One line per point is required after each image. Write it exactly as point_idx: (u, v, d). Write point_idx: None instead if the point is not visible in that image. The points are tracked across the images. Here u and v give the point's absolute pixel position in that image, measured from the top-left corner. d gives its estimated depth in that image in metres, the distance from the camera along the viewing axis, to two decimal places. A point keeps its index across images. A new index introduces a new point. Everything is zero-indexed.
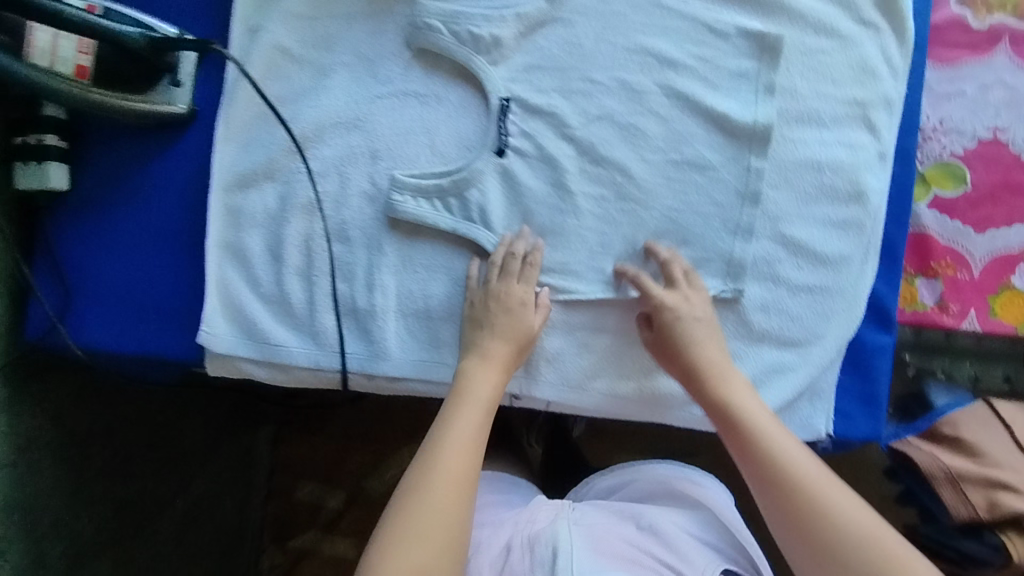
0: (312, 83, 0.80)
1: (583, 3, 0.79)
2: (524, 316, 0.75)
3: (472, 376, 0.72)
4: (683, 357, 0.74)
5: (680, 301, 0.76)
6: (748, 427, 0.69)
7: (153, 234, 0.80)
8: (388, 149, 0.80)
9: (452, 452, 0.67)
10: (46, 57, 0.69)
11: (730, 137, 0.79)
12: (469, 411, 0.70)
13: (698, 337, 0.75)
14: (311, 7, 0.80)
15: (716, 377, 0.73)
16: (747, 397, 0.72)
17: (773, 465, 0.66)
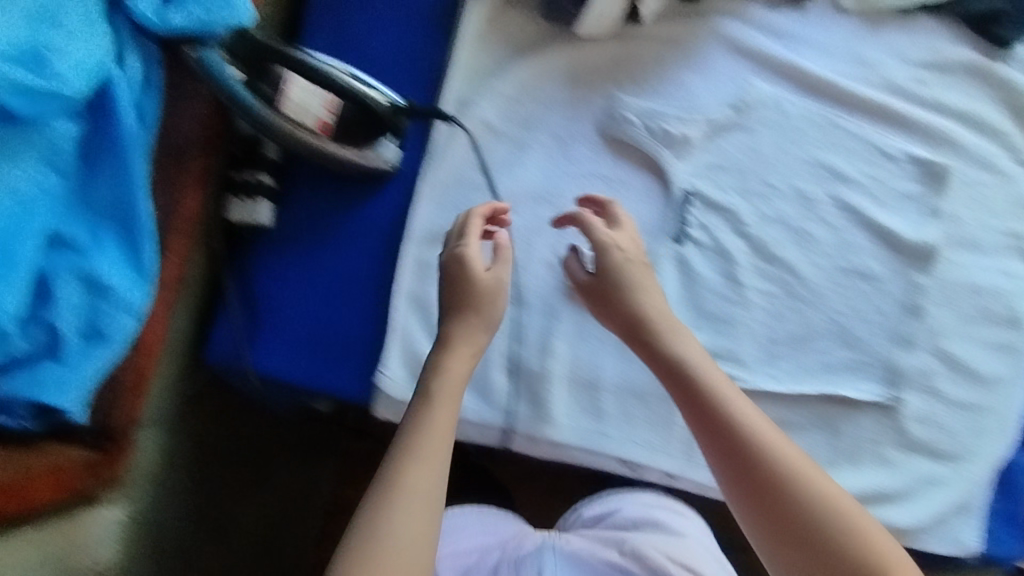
0: (510, 156, 0.86)
1: (767, 115, 0.86)
2: (479, 283, 0.72)
3: (440, 369, 0.69)
4: (620, 308, 0.73)
5: (608, 246, 0.74)
6: (730, 404, 0.65)
7: (341, 275, 0.85)
8: (574, 224, 0.85)
9: (425, 465, 0.62)
10: (297, 107, 0.76)
11: (897, 252, 0.84)
12: (438, 412, 0.66)
13: (634, 280, 0.73)
14: (517, 89, 0.86)
15: (662, 334, 0.70)
16: (704, 361, 0.68)
17: (744, 440, 0.62)
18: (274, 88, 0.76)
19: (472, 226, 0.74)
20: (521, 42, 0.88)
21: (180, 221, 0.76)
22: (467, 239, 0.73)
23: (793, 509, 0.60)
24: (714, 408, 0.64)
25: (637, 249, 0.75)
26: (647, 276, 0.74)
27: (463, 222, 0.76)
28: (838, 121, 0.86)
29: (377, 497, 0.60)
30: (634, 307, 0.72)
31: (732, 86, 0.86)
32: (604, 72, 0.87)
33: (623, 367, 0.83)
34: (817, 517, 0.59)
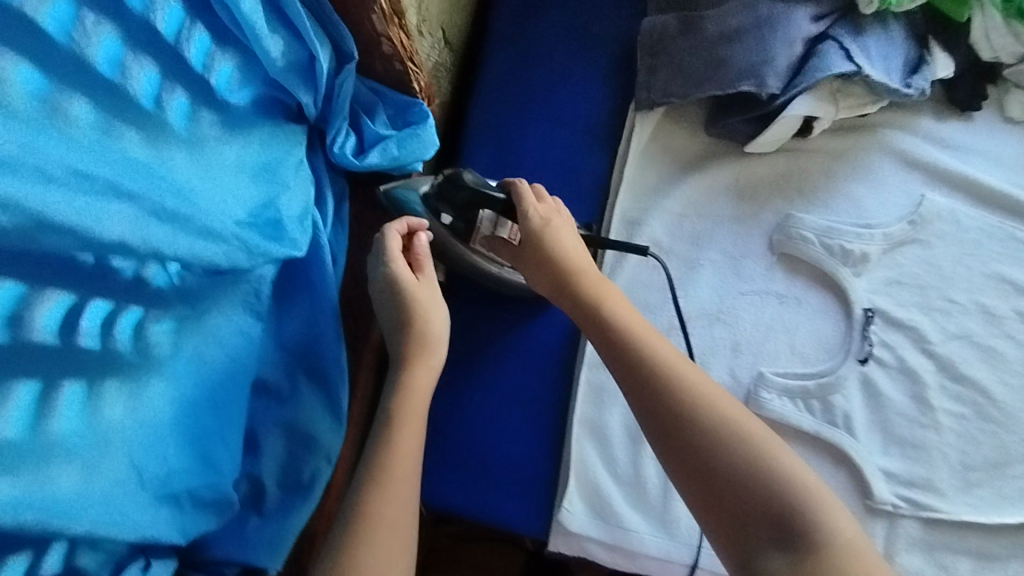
0: (682, 274, 0.85)
1: (942, 228, 0.85)
2: (413, 298, 0.64)
3: (400, 393, 0.61)
4: (546, 262, 0.68)
5: (538, 214, 0.70)
6: (626, 333, 0.63)
7: (512, 399, 0.82)
8: (749, 343, 0.83)
9: (388, 494, 0.56)
10: (483, 241, 0.77)
11: None
12: (403, 434, 0.59)
13: (554, 230, 0.69)
14: (683, 206, 0.87)
15: (583, 281, 0.66)
16: (619, 304, 0.65)
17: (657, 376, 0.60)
18: (466, 223, 0.75)
19: (391, 243, 0.66)
20: (686, 158, 0.89)
21: (364, 350, 0.77)
22: (392, 259, 0.65)
23: (721, 452, 0.56)
24: (621, 341, 0.62)
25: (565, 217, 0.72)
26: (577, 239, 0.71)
27: (380, 239, 0.67)
28: (1015, 232, 0.84)
29: (354, 534, 0.54)
30: (552, 255, 0.68)
31: (906, 199, 0.86)
32: (771, 186, 0.87)
33: None
34: (726, 449, 0.56)
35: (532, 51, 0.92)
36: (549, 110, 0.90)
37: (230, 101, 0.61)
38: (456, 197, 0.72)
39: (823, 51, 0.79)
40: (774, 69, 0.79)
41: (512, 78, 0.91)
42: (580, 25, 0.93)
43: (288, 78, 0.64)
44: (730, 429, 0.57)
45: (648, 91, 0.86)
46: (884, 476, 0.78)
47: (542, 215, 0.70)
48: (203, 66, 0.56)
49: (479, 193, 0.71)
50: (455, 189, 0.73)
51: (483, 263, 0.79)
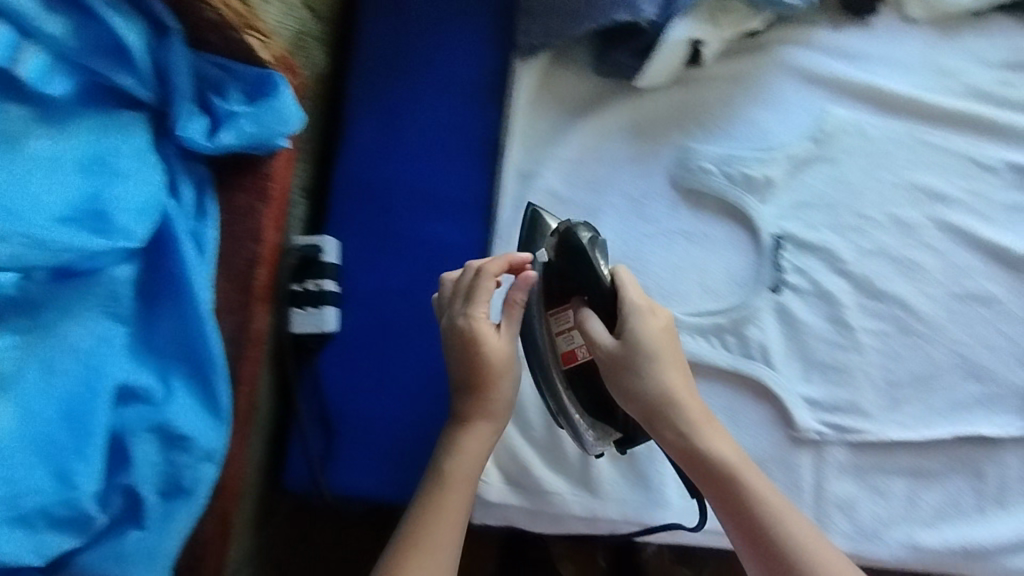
0: (583, 223, 0.81)
1: (848, 142, 0.80)
2: (488, 348, 0.64)
3: (450, 453, 0.65)
4: (639, 383, 0.62)
5: (642, 314, 0.64)
6: (750, 498, 0.59)
7: (422, 376, 0.80)
8: (660, 287, 0.79)
9: (425, 554, 0.59)
10: (563, 326, 0.69)
11: (1013, 269, 0.77)
12: (446, 499, 0.62)
13: (652, 337, 0.63)
14: (578, 151, 0.82)
15: (696, 427, 0.61)
16: (740, 458, 0.61)
17: (784, 547, 0.58)
18: (560, 292, 0.69)
19: (482, 293, 0.65)
20: (578, 103, 0.84)
21: (250, 345, 0.71)
22: (471, 309, 0.65)
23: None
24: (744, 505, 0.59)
25: (665, 317, 0.64)
26: (675, 349, 0.64)
27: (464, 277, 0.67)
28: (924, 137, 0.81)
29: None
30: (651, 381, 0.62)
31: (809, 116, 0.81)
32: (669, 120, 0.82)
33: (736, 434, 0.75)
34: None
35: (406, 8, 0.86)
36: (430, 67, 0.85)
37: (49, 93, 0.60)
38: (568, 265, 0.67)
39: None
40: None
41: (387, 39, 0.86)
42: None
43: (99, 61, 0.62)
44: None
45: (528, 35, 0.82)
46: (807, 405, 0.76)
47: (643, 315, 0.63)
48: (6, 60, 0.57)
49: (588, 266, 0.65)
50: (571, 256, 0.67)
51: (547, 351, 0.70)
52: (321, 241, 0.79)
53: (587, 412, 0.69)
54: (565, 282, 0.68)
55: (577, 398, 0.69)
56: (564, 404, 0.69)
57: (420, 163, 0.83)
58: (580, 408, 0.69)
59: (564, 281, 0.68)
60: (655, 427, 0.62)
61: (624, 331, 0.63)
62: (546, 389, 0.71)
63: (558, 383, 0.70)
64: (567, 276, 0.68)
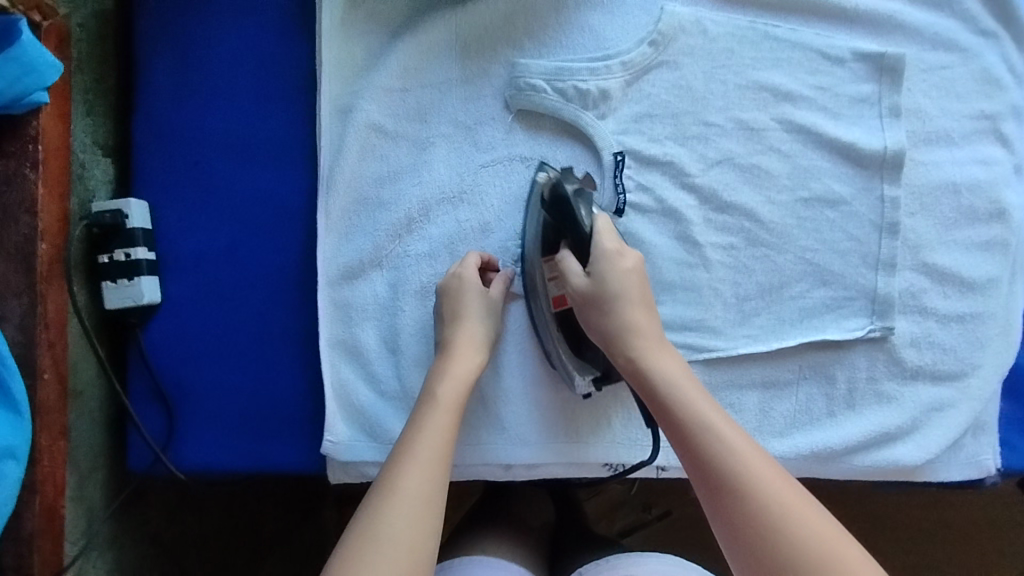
0: (413, 158, 0.75)
1: (688, 43, 0.75)
2: (468, 291, 0.69)
3: (440, 378, 0.64)
4: (603, 311, 0.64)
5: (609, 257, 0.65)
6: (690, 415, 0.58)
7: (256, 338, 0.74)
8: (500, 220, 0.75)
9: (417, 461, 0.57)
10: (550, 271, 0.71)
11: (858, 167, 0.75)
12: (434, 417, 0.61)
13: (620, 273, 0.65)
14: (401, 79, 0.75)
15: (645, 347, 0.63)
16: (684, 378, 0.61)
17: (713, 456, 0.55)
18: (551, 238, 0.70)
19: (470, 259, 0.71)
20: (395, 22, 0.76)
21: (52, 327, 0.66)
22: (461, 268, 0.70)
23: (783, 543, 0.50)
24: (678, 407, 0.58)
25: (633, 259, 0.66)
26: (645, 292, 0.66)
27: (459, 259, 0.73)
28: (767, 30, 0.75)
29: (380, 500, 0.55)
30: (611, 313, 0.64)
31: (645, 17, 0.75)
32: (496, 32, 0.75)
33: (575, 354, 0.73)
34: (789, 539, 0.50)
35: None
36: None
37: None
38: (555, 216, 0.69)
39: None
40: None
41: None
42: None
43: None
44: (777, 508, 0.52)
45: None
46: None
47: (610, 258, 0.65)
48: None
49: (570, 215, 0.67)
50: (558, 207, 0.68)
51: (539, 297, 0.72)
52: (125, 206, 0.72)
53: (572, 351, 0.72)
54: (555, 227, 0.70)
55: (563, 337, 0.72)
56: (551, 341, 0.72)
57: (231, 108, 0.75)
58: (565, 347, 0.71)
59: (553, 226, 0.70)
60: (612, 353, 0.64)
61: (594, 271, 0.65)
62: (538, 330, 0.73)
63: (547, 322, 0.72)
64: (557, 222, 0.69)
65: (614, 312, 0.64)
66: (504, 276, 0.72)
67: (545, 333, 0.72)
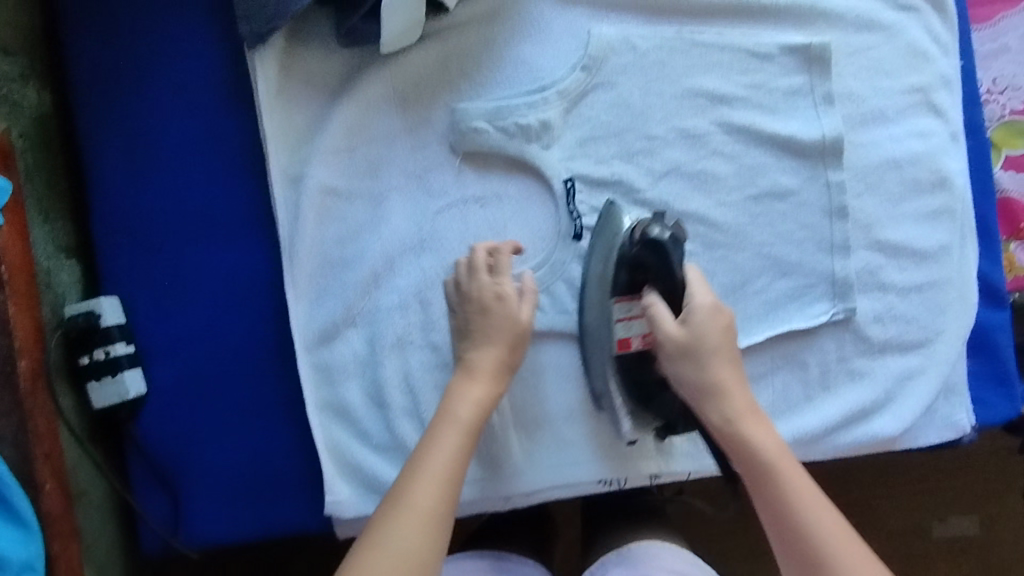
0: (369, 214, 0.76)
1: (620, 61, 0.76)
2: (500, 309, 0.68)
3: (463, 393, 0.65)
4: (700, 380, 0.67)
5: (708, 311, 0.68)
6: (789, 500, 0.61)
7: (245, 411, 0.76)
8: None
9: (428, 480, 0.60)
10: (628, 314, 0.73)
11: (801, 157, 0.77)
12: (449, 435, 0.63)
13: (713, 334, 0.67)
14: (346, 139, 0.76)
15: (739, 421, 0.65)
16: (783, 454, 0.63)
17: (809, 543, 0.59)
18: (629, 281, 0.72)
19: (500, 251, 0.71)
20: (331, 83, 0.76)
21: (45, 439, 0.68)
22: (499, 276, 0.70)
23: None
24: (777, 490, 0.62)
25: (728, 316, 0.68)
26: (732, 347, 0.68)
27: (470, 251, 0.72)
28: (694, 37, 0.76)
29: (390, 516, 0.58)
30: (707, 375, 0.66)
31: (574, 43, 0.76)
32: (432, 79, 0.76)
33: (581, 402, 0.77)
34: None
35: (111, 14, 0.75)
36: (159, 77, 0.75)
37: None
38: (644, 260, 0.71)
39: None
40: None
41: (100, 57, 0.75)
42: None
43: None
44: None
45: (250, 22, 0.71)
46: None
47: (707, 312, 0.67)
48: None
49: (662, 258, 0.70)
50: (645, 253, 0.71)
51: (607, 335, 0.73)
52: (97, 306, 0.73)
53: (632, 399, 0.75)
54: (638, 273, 0.72)
55: (627, 381, 0.74)
56: (611, 382, 0.74)
57: (184, 190, 0.76)
58: (626, 394, 0.75)
59: (638, 271, 0.72)
60: (702, 410, 0.66)
61: (689, 322, 0.67)
62: (595, 371, 0.75)
63: (611, 362, 0.74)
64: (639, 265, 0.72)
65: (708, 376, 0.66)
66: (532, 287, 0.71)
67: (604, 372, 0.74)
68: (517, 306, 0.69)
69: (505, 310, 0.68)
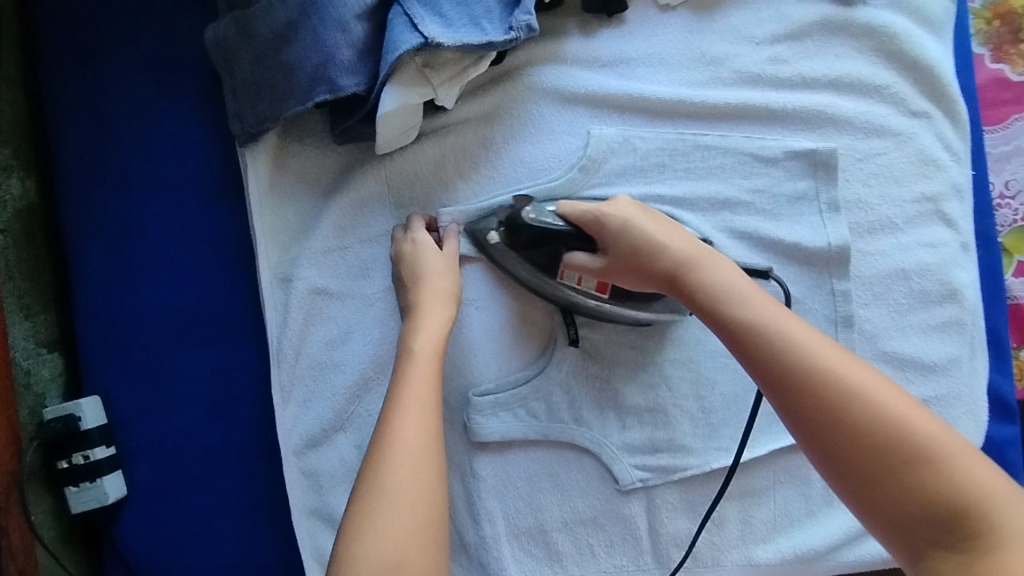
0: (360, 314, 0.74)
1: (621, 163, 0.74)
2: (427, 262, 0.68)
3: (415, 333, 0.64)
4: (643, 259, 0.64)
5: (597, 220, 0.66)
6: (759, 327, 0.56)
7: (227, 517, 0.73)
8: (455, 367, 0.74)
9: (412, 415, 0.57)
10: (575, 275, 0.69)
11: (806, 265, 0.74)
12: (420, 370, 0.61)
13: (625, 225, 0.65)
14: (338, 239, 0.74)
15: (700, 266, 0.62)
16: (744, 287, 0.59)
17: (791, 366, 0.53)
18: (549, 261, 0.69)
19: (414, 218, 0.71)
20: (325, 179, 0.75)
21: (18, 553, 0.65)
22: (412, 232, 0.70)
23: (884, 443, 0.49)
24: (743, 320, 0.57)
25: (616, 203, 0.67)
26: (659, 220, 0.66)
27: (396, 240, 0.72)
28: (698, 139, 0.74)
29: (382, 448, 0.55)
30: (657, 248, 0.63)
31: (574, 142, 0.74)
32: (428, 180, 0.74)
33: (598, 437, 0.74)
34: (895, 442, 0.48)
35: (101, 105, 0.73)
36: (150, 168, 0.73)
37: None
38: (540, 241, 0.68)
39: (390, 24, 0.64)
40: (342, 65, 0.65)
41: (86, 148, 0.73)
42: (147, 54, 0.74)
43: None
44: (872, 413, 0.50)
45: (240, 120, 0.69)
46: (626, 451, 0.74)
47: (601, 222, 0.66)
48: None
49: (546, 231, 0.68)
50: (531, 234, 0.68)
51: (586, 306, 0.70)
52: (77, 408, 0.70)
53: (641, 301, 0.71)
54: (546, 249, 0.69)
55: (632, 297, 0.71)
56: (624, 311, 0.71)
57: (169, 283, 0.73)
58: (633, 304, 0.71)
59: (544, 249, 0.69)
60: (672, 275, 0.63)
61: (608, 244, 0.66)
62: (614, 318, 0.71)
63: (606, 306, 0.70)
64: (538, 251, 0.69)
65: (644, 240, 0.64)
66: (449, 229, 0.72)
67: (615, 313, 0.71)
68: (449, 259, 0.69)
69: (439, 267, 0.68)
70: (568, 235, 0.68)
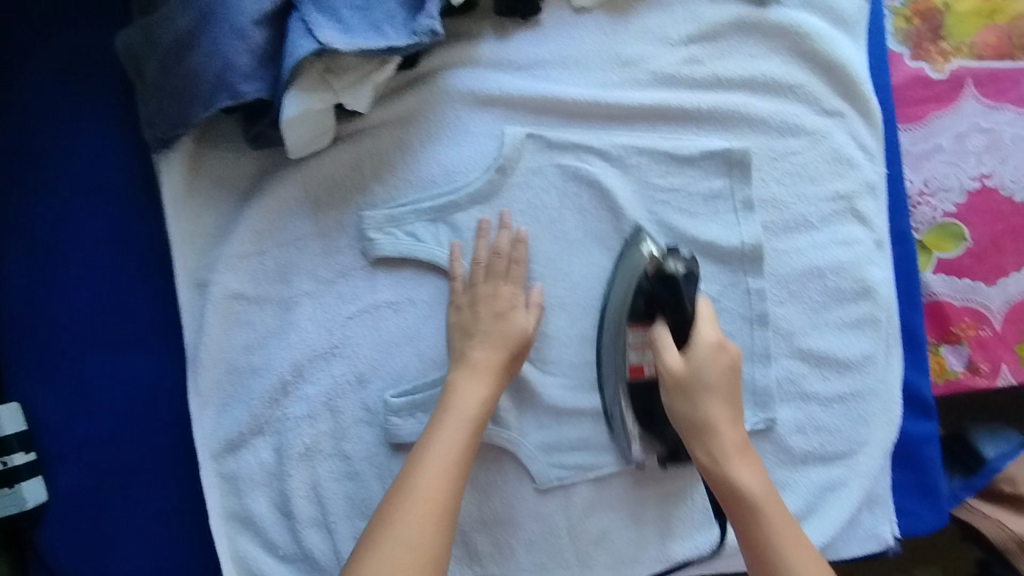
0: (279, 318, 0.74)
1: (535, 162, 0.75)
2: (514, 317, 0.69)
3: (456, 390, 0.65)
4: (686, 382, 0.66)
5: (710, 347, 0.67)
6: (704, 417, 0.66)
7: (150, 521, 0.73)
8: (374, 369, 0.74)
9: (428, 476, 0.59)
10: (641, 344, 0.69)
11: (721, 264, 0.74)
12: (451, 431, 0.62)
13: (712, 362, 0.66)
14: (254, 242, 0.74)
15: (701, 376, 0.66)
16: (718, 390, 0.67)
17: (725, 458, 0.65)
18: (647, 311, 0.68)
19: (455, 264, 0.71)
20: (243, 184, 0.75)
21: None
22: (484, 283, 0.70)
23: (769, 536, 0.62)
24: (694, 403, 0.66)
25: (734, 354, 0.67)
26: (732, 385, 0.68)
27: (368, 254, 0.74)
28: (612, 140, 0.75)
29: (391, 510, 0.57)
30: (691, 359, 0.66)
31: (490, 143, 0.75)
32: (344, 183, 0.74)
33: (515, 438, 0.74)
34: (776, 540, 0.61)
35: (18, 111, 0.73)
36: (70, 175, 0.74)
37: None
38: (654, 293, 0.68)
39: (289, 30, 0.64)
40: (243, 71, 0.66)
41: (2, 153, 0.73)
42: (64, 60, 0.74)
43: None
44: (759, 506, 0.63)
45: (152, 127, 0.69)
46: (544, 451, 0.75)
47: (712, 350, 0.67)
48: None
49: (677, 290, 0.66)
50: (665, 285, 0.67)
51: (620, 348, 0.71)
52: None
53: (641, 425, 0.72)
54: (655, 304, 0.68)
55: (633, 408, 0.72)
56: (618, 410, 0.72)
57: (89, 288, 0.74)
58: (633, 419, 0.72)
59: (652, 298, 0.68)
60: (692, 450, 0.66)
61: (693, 361, 0.66)
62: (616, 399, 0.72)
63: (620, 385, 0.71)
64: (654, 298, 0.68)
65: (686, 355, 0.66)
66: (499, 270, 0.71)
67: (617, 403, 0.72)
68: (524, 296, 0.71)
69: (517, 289, 0.71)
70: (672, 312, 0.67)
